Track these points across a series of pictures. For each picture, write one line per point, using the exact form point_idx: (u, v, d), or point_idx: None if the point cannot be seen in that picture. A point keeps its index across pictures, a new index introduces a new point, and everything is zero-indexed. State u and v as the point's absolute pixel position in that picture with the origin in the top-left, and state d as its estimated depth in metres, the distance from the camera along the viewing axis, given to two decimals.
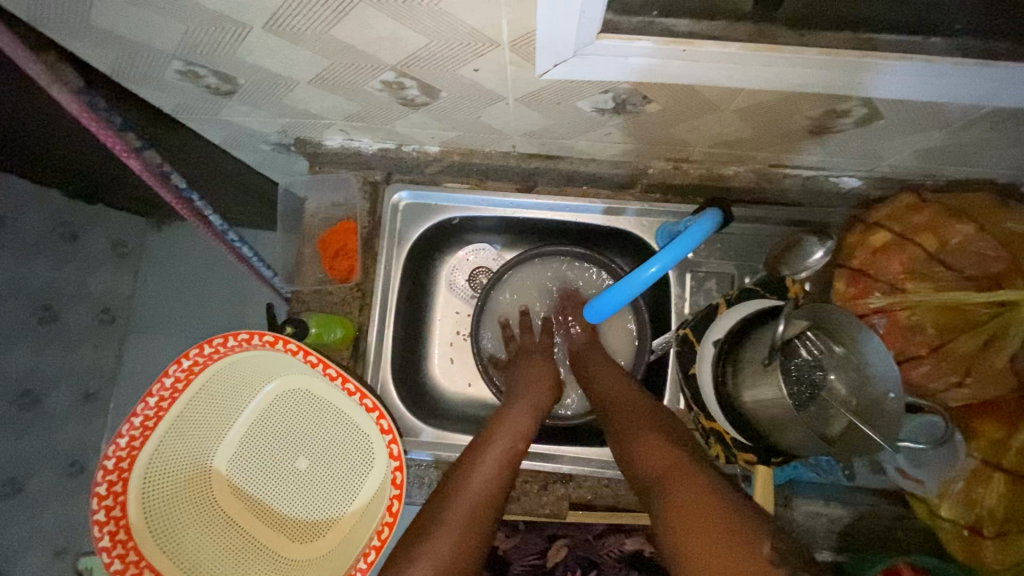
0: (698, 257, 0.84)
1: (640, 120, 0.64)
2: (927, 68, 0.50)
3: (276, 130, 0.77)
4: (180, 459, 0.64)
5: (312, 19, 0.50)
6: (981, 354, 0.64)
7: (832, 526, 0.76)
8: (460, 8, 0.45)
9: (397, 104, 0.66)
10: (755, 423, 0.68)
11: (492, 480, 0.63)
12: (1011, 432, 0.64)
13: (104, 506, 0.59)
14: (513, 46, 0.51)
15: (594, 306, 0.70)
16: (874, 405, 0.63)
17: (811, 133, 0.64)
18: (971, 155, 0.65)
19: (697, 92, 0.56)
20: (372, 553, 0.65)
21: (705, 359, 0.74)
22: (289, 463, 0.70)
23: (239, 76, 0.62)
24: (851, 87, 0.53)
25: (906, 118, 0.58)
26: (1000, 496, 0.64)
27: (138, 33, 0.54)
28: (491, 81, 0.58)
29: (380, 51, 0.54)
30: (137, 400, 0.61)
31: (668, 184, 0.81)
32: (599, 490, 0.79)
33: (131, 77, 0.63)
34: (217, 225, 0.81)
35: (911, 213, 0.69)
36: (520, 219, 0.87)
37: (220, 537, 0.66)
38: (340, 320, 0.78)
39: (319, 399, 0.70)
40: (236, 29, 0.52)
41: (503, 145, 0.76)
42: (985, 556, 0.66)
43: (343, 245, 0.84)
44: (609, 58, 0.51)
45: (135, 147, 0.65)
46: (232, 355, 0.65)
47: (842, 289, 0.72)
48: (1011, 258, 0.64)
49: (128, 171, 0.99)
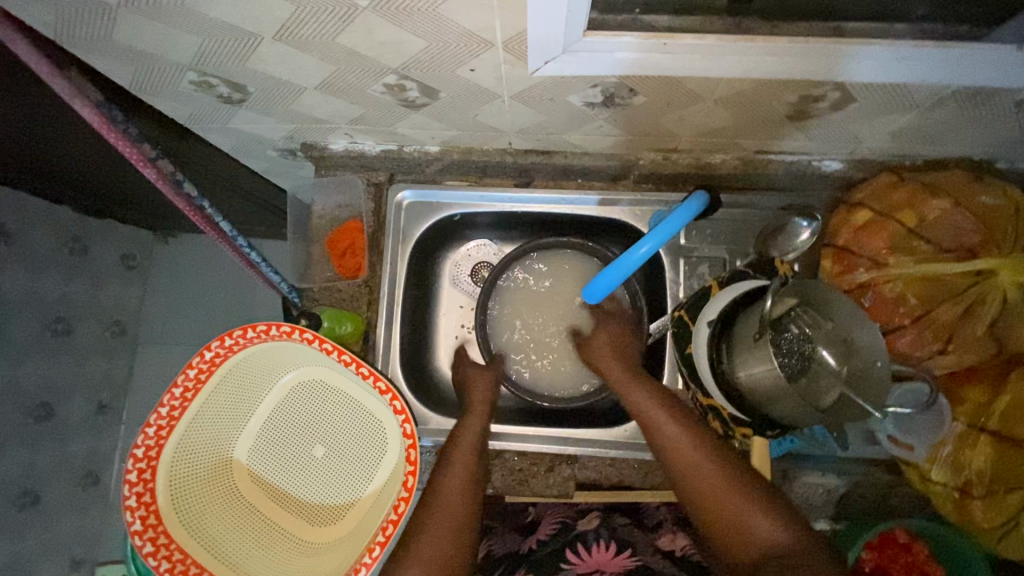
0: (690, 243, 0.87)
1: (629, 112, 0.68)
2: (894, 52, 0.54)
3: (284, 135, 0.81)
4: (204, 448, 0.68)
5: (320, 28, 0.53)
6: (960, 322, 0.67)
7: (828, 496, 0.79)
8: (457, 12, 0.49)
9: (399, 106, 0.70)
10: (751, 398, 0.71)
11: (462, 492, 0.66)
12: (994, 396, 0.67)
13: (135, 492, 0.63)
14: (507, 47, 0.55)
15: (590, 287, 0.73)
16: (866, 375, 0.66)
17: (791, 119, 0.67)
18: (943, 134, 0.69)
19: (681, 84, 0.60)
20: (390, 527, 0.67)
21: (700, 339, 0.78)
22: (306, 450, 0.73)
23: (250, 84, 0.65)
24: (830, 74, 0.57)
25: (877, 101, 0.62)
26: (986, 458, 0.67)
27: (156, 48, 0.58)
28: (486, 80, 0.61)
29: (383, 56, 0.58)
30: (163, 392, 0.64)
31: (658, 174, 0.84)
32: (603, 468, 0.82)
33: (148, 89, 0.67)
34: (228, 232, 0.74)
35: (890, 192, 0.73)
36: (518, 213, 0.91)
37: (245, 522, 0.69)
38: (350, 315, 0.83)
39: (334, 387, 0.74)
40: (249, 40, 0.56)
41: (500, 143, 0.80)
42: (975, 515, 0.69)
43: (351, 244, 0.87)
44: (596, 55, 0.55)
45: (149, 155, 0.61)
46: (251, 346, 0.68)
47: (829, 267, 0.75)
48: (984, 230, 0.67)
49: (137, 182, 1.03)
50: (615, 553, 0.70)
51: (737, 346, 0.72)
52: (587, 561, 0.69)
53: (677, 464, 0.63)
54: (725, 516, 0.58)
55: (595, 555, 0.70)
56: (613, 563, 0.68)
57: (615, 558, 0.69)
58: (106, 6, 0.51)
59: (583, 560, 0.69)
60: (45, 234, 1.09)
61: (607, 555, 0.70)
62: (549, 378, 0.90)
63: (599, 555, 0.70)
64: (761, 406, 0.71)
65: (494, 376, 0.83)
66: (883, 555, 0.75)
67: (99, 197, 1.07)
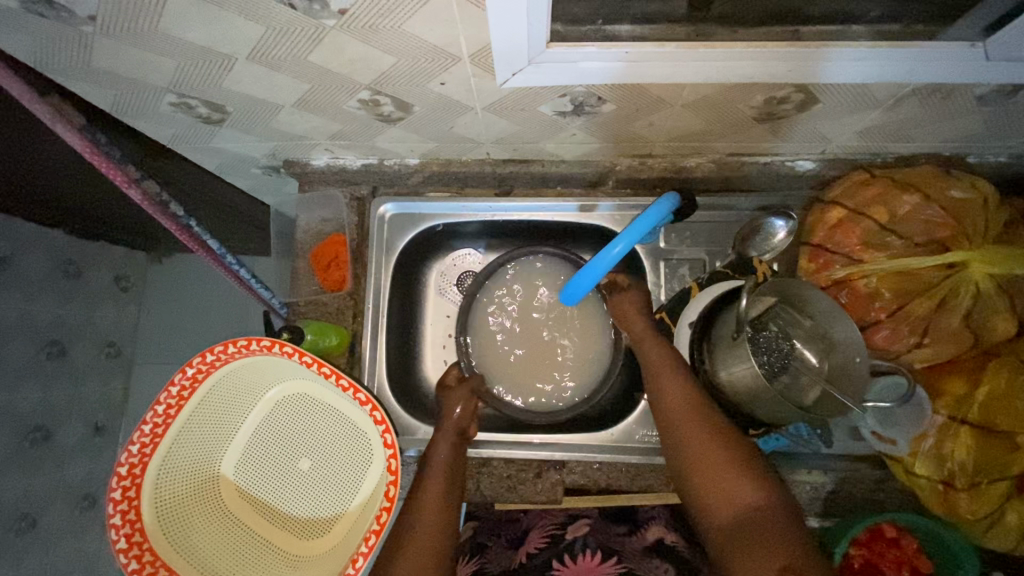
0: (670, 245, 0.88)
1: (600, 120, 0.69)
2: (872, 53, 0.55)
3: (266, 153, 0.82)
4: (190, 464, 0.69)
5: (291, 48, 0.55)
6: (935, 315, 0.68)
7: (816, 493, 0.80)
8: (423, 28, 0.51)
9: (375, 120, 0.71)
10: (733, 398, 0.72)
11: (431, 526, 0.66)
12: (973, 389, 0.68)
13: (120, 510, 0.63)
14: (473, 60, 0.56)
15: (568, 287, 0.73)
16: (843, 369, 0.69)
17: (759, 120, 0.69)
18: (909, 131, 0.70)
19: (647, 91, 0.61)
20: (373, 536, 0.66)
21: (682, 340, 0.79)
22: (292, 464, 0.74)
23: (228, 103, 0.67)
24: (799, 76, 0.58)
25: (839, 101, 0.63)
26: (968, 449, 0.68)
27: (134, 72, 0.60)
28: (457, 92, 0.63)
29: (355, 73, 0.59)
30: (146, 409, 0.64)
31: (636, 179, 0.86)
32: (591, 473, 0.83)
33: (129, 112, 0.69)
34: (217, 249, 0.77)
35: (861, 189, 0.74)
36: (500, 222, 0.92)
37: (231, 537, 0.70)
38: (335, 328, 0.84)
39: (318, 401, 0.75)
40: (223, 62, 0.58)
41: (478, 153, 0.82)
42: (960, 507, 0.69)
43: (335, 257, 0.89)
44: (560, 66, 0.56)
45: (135, 177, 0.64)
46: (233, 362, 0.68)
47: (805, 265, 0.77)
48: (955, 223, 0.68)
49: (126, 203, 1.04)
50: (602, 560, 0.72)
51: (718, 346, 0.73)
52: (573, 567, 0.71)
53: (677, 426, 0.65)
54: (714, 483, 0.60)
55: (582, 562, 0.72)
56: (599, 570, 0.70)
57: (602, 564, 0.71)
58: (83, 33, 0.53)
59: (568, 566, 0.72)
60: (38, 257, 1.11)
61: (593, 562, 0.71)
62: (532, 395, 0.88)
63: (586, 563, 0.71)
64: (744, 407, 0.72)
65: (466, 408, 0.80)
66: (873, 551, 0.74)
67: (89, 221, 1.08)
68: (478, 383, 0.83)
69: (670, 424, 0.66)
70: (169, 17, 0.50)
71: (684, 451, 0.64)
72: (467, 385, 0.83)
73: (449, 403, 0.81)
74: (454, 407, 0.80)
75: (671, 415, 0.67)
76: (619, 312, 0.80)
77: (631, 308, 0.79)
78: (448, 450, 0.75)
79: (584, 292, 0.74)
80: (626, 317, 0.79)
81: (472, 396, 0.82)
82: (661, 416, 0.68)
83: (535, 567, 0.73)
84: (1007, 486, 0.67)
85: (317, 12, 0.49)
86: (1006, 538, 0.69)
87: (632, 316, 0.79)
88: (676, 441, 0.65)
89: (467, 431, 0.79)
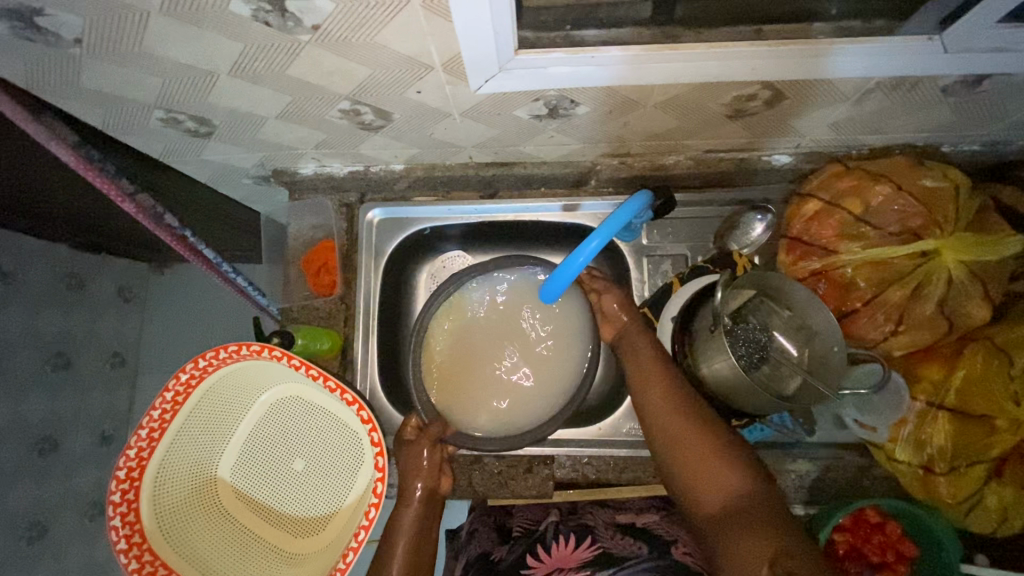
0: (652, 242, 0.90)
1: (576, 122, 0.71)
2: (876, 49, 0.56)
3: (255, 163, 0.85)
4: (187, 467, 0.71)
5: (270, 63, 0.57)
6: (910, 302, 0.69)
7: (802, 482, 0.81)
8: (394, 40, 0.53)
9: (358, 129, 0.73)
10: (714, 390, 0.73)
11: None
12: (950, 372, 0.70)
13: (120, 512, 0.65)
14: (446, 68, 0.58)
15: (548, 284, 0.73)
16: (823, 358, 0.70)
17: (730, 117, 0.70)
18: (879, 123, 0.71)
19: (618, 93, 0.63)
20: (362, 532, 0.67)
21: (665, 333, 0.81)
22: (288, 465, 0.77)
23: (214, 117, 0.69)
24: (770, 75, 0.59)
25: (806, 96, 0.64)
26: (946, 434, 0.69)
27: (122, 90, 0.62)
28: (434, 100, 0.65)
29: (334, 84, 0.61)
30: (141, 414, 0.66)
31: (617, 178, 0.87)
32: (580, 467, 0.85)
33: (120, 128, 0.71)
34: (212, 258, 0.86)
35: (836, 181, 0.75)
36: (485, 223, 0.94)
37: (229, 536, 0.72)
38: (327, 332, 0.86)
39: (310, 402, 0.77)
40: (206, 78, 0.60)
41: (461, 157, 0.84)
42: (940, 491, 0.70)
43: (324, 262, 0.91)
44: (530, 71, 0.58)
45: (129, 191, 0.71)
46: (226, 366, 0.70)
47: (784, 257, 0.78)
48: (927, 212, 0.69)
49: (123, 216, 1.07)
50: (575, 546, 0.71)
51: (698, 340, 0.75)
52: (548, 560, 0.69)
53: (665, 422, 0.68)
54: (700, 470, 0.63)
55: (556, 552, 0.70)
56: (573, 556, 0.69)
57: (576, 551, 0.70)
58: (70, 55, 0.55)
59: (544, 561, 0.70)
60: (40, 271, 1.13)
61: (567, 549, 0.70)
62: (487, 417, 0.83)
63: (560, 552, 0.70)
64: (724, 398, 0.73)
65: (429, 466, 0.76)
66: (857, 536, 0.75)
67: (88, 235, 1.10)
68: (439, 430, 0.77)
69: (657, 421, 0.68)
70: (152, 37, 0.53)
71: (674, 444, 0.66)
72: (427, 435, 0.77)
73: (410, 458, 0.76)
74: (418, 465, 0.75)
75: (654, 411, 0.69)
76: (602, 310, 0.80)
77: (615, 305, 0.79)
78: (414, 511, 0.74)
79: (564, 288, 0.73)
80: (611, 318, 0.80)
81: (435, 445, 0.77)
82: (648, 414, 0.70)
83: (511, 565, 0.71)
84: (985, 469, 0.68)
85: (292, 29, 0.51)
86: (988, 520, 0.70)
87: (618, 319, 0.79)
88: (665, 436, 0.67)
89: (437, 488, 0.76)
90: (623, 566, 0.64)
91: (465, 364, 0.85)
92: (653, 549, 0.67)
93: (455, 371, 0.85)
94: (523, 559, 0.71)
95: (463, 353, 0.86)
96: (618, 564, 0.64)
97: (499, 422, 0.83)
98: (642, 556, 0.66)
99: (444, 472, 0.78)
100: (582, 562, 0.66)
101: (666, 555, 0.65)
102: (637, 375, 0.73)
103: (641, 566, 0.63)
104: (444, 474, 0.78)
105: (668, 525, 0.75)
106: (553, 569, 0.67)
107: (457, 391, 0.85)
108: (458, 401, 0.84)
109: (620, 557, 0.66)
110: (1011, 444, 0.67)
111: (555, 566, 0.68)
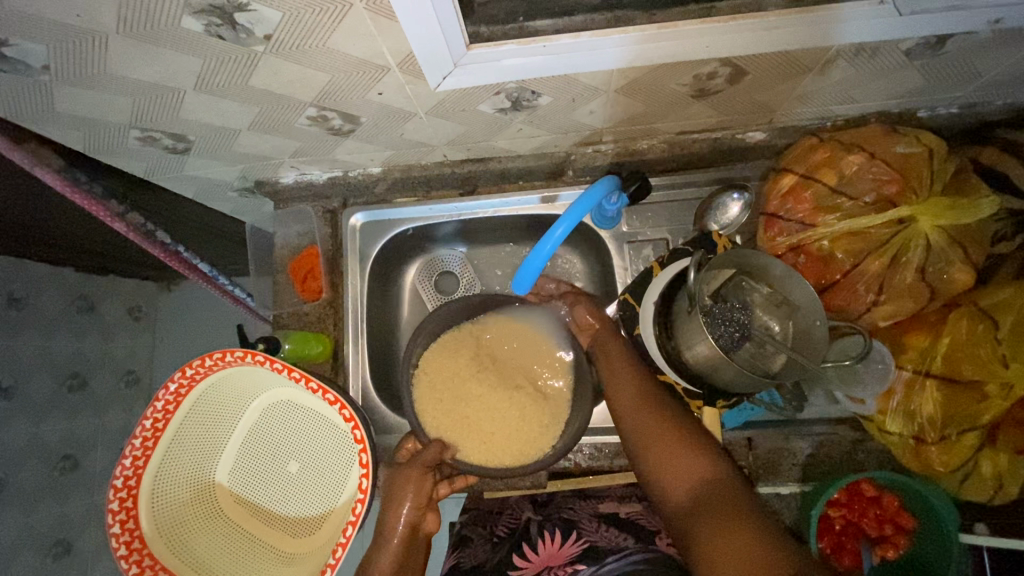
0: (631, 229, 0.91)
1: (539, 113, 0.72)
2: (857, 12, 0.54)
3: (237, 176, 0.87)
4: (182, 473, 0.74)
5: (231, 76, 0.59)
6: (890, 271, 0.68)
7: (793, 457, 0.81)
8: (345, 43, 0.54)
9: (328, 134, 0.75)
10: (697, 372, 0.73)
11: None
12: (936, 339, 0.69)
13: (119, 519, 0.68)
14: (401, 68, 0.59)
15: (520, 277, 0.75)
16: (807, 333, 0.69)
17: (695, 97, 0.70)
18: (849, 91, 0.70)
19: (576, 80, 0.63)
20: (350, 528, 0.69)
21: (646, 317, 0.79)
22: (282, 470, 0.79)
23: (189, 132, 0.71)
24: (727, 53, 0.58)
25: (768, 70, 0.64)
26: (936, 403, 0.68)
27: (96, 112, 0.64)
28: (397, 100, 0.66)
29: (296, 92, 0.63)
30: (135, 424, 0.69)
31: (592, 167, 0.88)
32: (573, 456, 0.90)
33: (103, 151, 0.73)
34: (207, 272, 0.89)
35: (810, 153, 0.73)
36: (467, 220, 0.95)
37: (225, 541, 0.75)
38: (318, 337, 0.89)
39: (300, 405, 0.80)
40: (173, 94, 0.62)
41: (435, 156, 0.85)
42: (932, 460, 0.70)
43: (311, 268, 0.93)
44: (484, 65, 0.58)
45: (117, 211, 0.75)
46: (213, 373, 0.73)
47: (761, 234, 0.77)
48: (902, 178, 0.68)
49: (120, 238, 1.09)
50: (562, 543, 0.72)
51: (676, 325, 0.74)
52: (537, 559, 0.71)
53: (639, 423, 0.70)
54: (671, 469, 0.65)
55: (543, 551, 0.72)
56: (561, 553, 0.70)
57: (563, 547, 0.71)
58: (41, 82, 0.57)
59: (533, 562, 0.71)
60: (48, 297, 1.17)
61: (554, 547, 0.72)
62: (474, 444, 0.85)
63: (548, 551, 0.71)
64: (709, 379, 0.73)
65: (416, 497, 0.78)
66: (853, 511, 0.75)
67: (92, 259, 1.13)
68: (434, 455, 0.80)
69: (632, 423, 0.71)
70: (114, 59, 0.54)
71: (646, 444, 0.68)
72: (421, 459, 0.80)
73: (407, 487, 0.78)
74: (407, 494, 0.77)
75: (628, 415, 0.72)
76: (577, 319, 0.86)
77: (587, 315, 0.85)
78: (394, 539, 0.75)
79: (537, 275, 0.75)
80: (585, 327, 0.86)
81: (428, 471, 0.79)
82: (623, 418, 0.73)
83: (498, 565, 0.72)
84: (978, 436, 0.67)
85: (245, 40, 0.53)
86: (984, 487, 0.70)
87: (592, 327, 0.84)
88: (639, 435, 0.70)
89: (420, 525, 0.78)
90: (606, 562, 0.65)
91: (456, 401, 0.87)
92: (638, 540, 0.69)
93: (445, 405, 0.87)
94: (510, 560, 0.73)
95: (460, 364, 0.89)
96: (601, 560, 0.65)
97: (490, 459, 0.84)
98: (628, 548, 0.67)
99: (429, 508, 0.80)
100: (571, 557, 0.68)
101: (652, 547, 0.67)
102: (613, 379, 0.77)
103: (630, 557, 0.64)
104: (429, 510, 0.80)
105: (652, 518, 0.76)
106: (541, 569, 0.69)
107: (453, 424, 0.86)
108: (453, 434, 0.86)
109: (608, 550, 0.67)
110: (1003, 409, 0.66)
111: (544, 566, 0.69)
